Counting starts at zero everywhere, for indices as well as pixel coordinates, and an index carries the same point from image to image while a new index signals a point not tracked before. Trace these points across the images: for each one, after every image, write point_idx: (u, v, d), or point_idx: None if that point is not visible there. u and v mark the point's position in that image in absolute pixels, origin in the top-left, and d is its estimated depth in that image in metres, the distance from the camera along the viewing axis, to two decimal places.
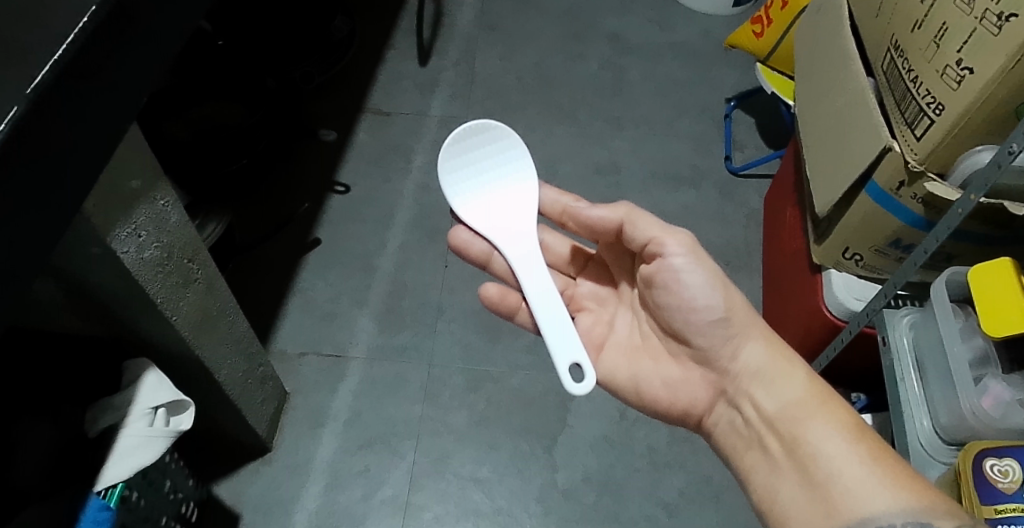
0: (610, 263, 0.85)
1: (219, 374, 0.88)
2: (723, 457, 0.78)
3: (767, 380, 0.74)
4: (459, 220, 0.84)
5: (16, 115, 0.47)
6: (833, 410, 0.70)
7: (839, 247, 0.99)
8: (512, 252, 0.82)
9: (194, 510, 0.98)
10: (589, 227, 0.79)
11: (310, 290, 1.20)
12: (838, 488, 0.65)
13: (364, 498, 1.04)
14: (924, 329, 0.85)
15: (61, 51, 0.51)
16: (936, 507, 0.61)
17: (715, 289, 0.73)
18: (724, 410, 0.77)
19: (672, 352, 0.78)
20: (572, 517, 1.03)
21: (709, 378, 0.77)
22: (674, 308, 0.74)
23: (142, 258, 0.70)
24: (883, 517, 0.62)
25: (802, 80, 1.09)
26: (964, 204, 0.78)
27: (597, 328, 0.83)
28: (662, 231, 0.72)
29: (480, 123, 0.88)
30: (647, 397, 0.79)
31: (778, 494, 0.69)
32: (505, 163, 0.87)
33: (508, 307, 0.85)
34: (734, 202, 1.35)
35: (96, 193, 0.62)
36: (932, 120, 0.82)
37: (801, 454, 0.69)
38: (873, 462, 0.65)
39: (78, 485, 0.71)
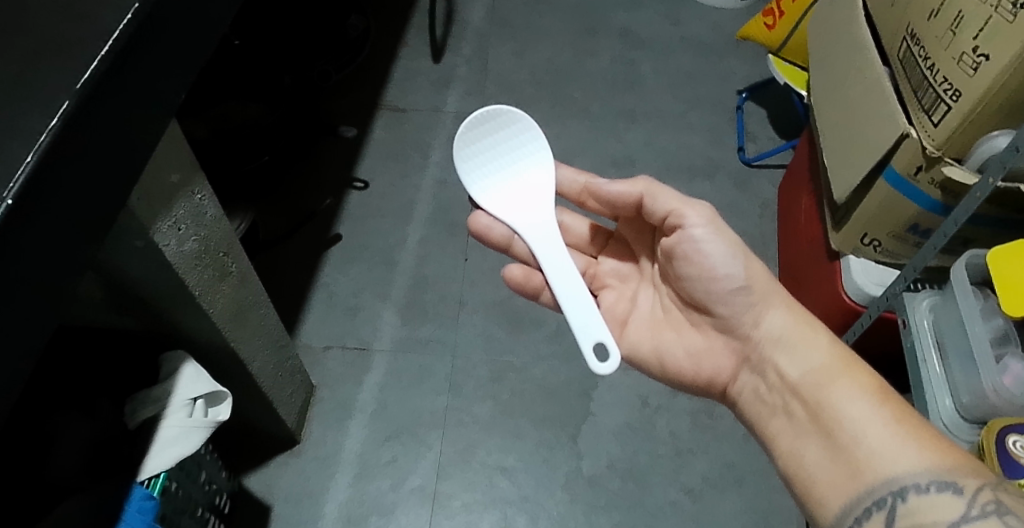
0: (632, 241, 0.87)
1: (252, 365, 0.90)
2: (749, 425, 0.78)
3: (789, 347, 0.74)
4: (478, 206, 0.85)
5: (66, 110, 0.48)
6: (856, 374, 0.70)
7: (857, 233, 1.01)
8: (535, 235, 0.83)
9: (226, 501, 1.00)
10: (609, 202, 0.80)
11: (332, 285, 1.22)
12: (862, 450, 0.65)
13: (392, 488, 1.06)
14: (943, 312, 0.87)
15: (107, 46, 0.52)
16: (962, 466, 0.60)
17: (736, 258, 0.74)
18: (748, 377, 0.78)
19: (694, 322, 0.80)
20: (599, 503, 1.05)
21: (733, 346, 0.79)
22: (695, 278, 0.75)
23: (182, 251, 0.72)
24: (908, 477, 0.61)
25: (816, 71, 1.10)
26: (983, 188, 0.79)
27: (620, 305, 0.85)
28: (682, 203, 0.74)
29: (493, 108, 0.87)
30: (671, 368, 0.81)
31: (804, 458, 0.69)
32: (521, 146, 0.88)
33: (532, 288, 0.86)
34: (748, 192, 1.37)
35: (140, 189, 0.64)
36: (948, 106, 0.83)
37: (825, 418, 0.69)
38: (897, 423, 0.65)
39: (122, 475, 0.74)
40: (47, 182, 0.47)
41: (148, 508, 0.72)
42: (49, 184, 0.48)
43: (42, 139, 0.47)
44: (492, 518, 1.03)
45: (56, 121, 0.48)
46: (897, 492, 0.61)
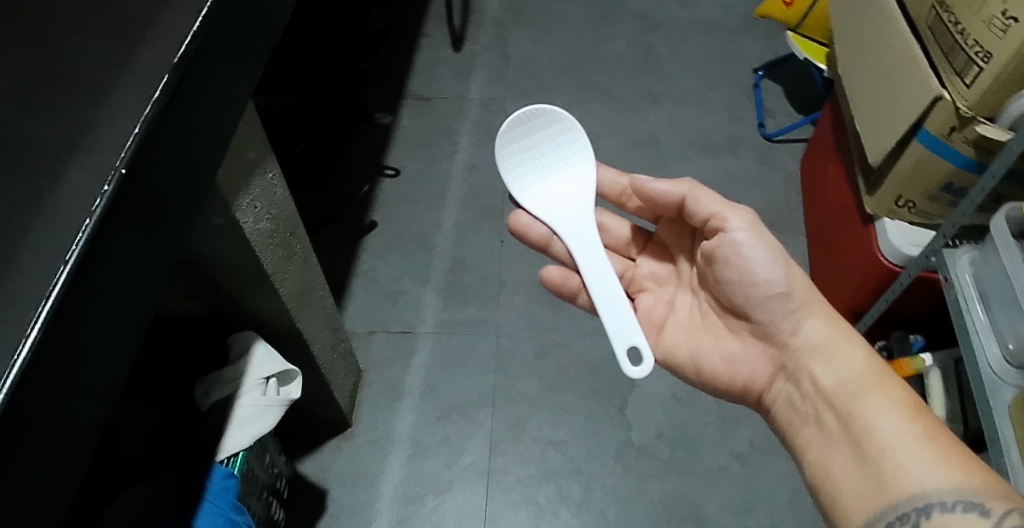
0: (671, 243, 0.87)
1: (314, 345, 0.93)
2: (779, 432, 0.79)
3: (826, 355, 0.75)
4: (519, 205, 0.86)
5: (175, 72, 0.50)
6: (891, 389, 0.70)
7: (892, 196, 1.04)
8: (575, 233, 0.83)
9: (286, 485, 1.04)
10: (651, 203, 0.80)
11: (372, 271, 1.24)
12: (890, 464, 0.66)
13: (447, 465, 1.08)
14: (984, 266, 0.90)
15: (204, 13, 0.53)
16: (991, 488, 0.61)
17: (776, 264, 0.74)
18: (782, 385, 0.78)
19: (732, 328, 0.80)
20: (651, 472, 1.07)
21: (769, 353, 0.79)
22: (735, 282, 0.76)
23: (258, 229, 0.74)
24: (934, 495, 0.62)
25: (842, 44, 1.13)
26: (1018, 142, 0.82)
27: (657, 309, 0.85)
28: (724, 207, 0.74)
29: (537, 106, 0.87)
30: (706, 373, 0.81)
31: (831, 467, 0.70)
32: (563, 145, 0.88)
33: (569, 289, 0.87)
34: (772, 166, 1.39)
35: (224, 170, 0.66)
36: (980, 68, 0.86)
37: (856, 428, 0.69)
38: (929, 440, 0.65)
39: (201, 455, 0.77)
40: (161, 139, 0.49)
41: (230, 485, 0.75)
42: (134, 193, 0.47)
43: (127, 144, 0.46)
44: (548, 490, 1.05)
45: (165, 83, 0.49)
46: (921, 508, 0.62)
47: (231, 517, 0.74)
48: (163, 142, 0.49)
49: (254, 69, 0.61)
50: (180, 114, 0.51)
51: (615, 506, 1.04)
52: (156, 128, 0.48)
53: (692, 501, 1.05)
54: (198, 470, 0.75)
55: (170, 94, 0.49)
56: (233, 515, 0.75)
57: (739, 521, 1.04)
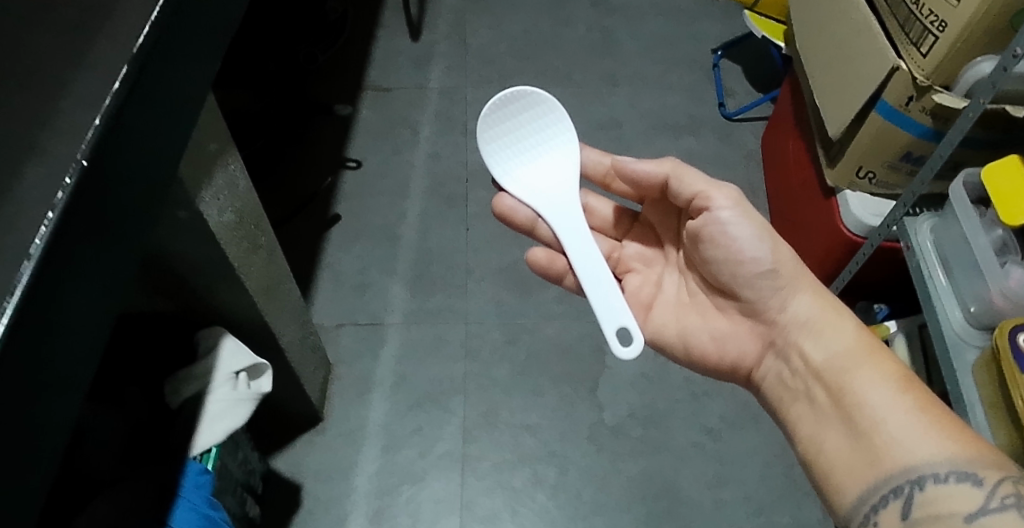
0: (656, 224, 0.87)
1: (281, 339, 0.90)
2: (771, 409, 0.79)
3: (815, 330, 0.75)
4: (502, 189, 0.84)
5: (127, 72, 0.47)
6: (881, 361, 0.70)
7: (853, 167, 1.05)
8: (559, 215, 0.82)
9: (259, 482, 1.01)
10: (635, 182, 0.80)
11: (337, 264, 1.22)
12: (883, 437, 0.66)
13: (421, 455, 1.07)
14: (945, 231, 0.92)
15: (155, 13, 0.50)
16: (983, 457, 0.61)
17: (762, 241, 0.74)
18: (772, 362, 0.78)
19: (719, 306, 0.80)
20: (624, 451, 1.08)
21: (757, 330, 0.79)
22: (721, 261, 0.76)
23: (223, 221, 0.71)
24: (927, 467, 0.63)
25: (799, 19, 1.14)
26: (975, 108, 0.83)
27: (645, 289, 0.85)
28: (709, 185, 0.74)
29: (518, 89, 0.85)
30: (695, 351, 0.81)
31: (824, 443, 0.70)
32: (545, 127, 0.86)
33: (556, 272, 0.86)
34: (732, 145, 1.41)
35: (189, 157, 0.63)
36: (936, 37, 0.87)
37: (847, 403, 0.69)
38: (920, 411, 0.65)
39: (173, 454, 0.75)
40: (113, 146, 0.46)
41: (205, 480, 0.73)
42: (96, 190, 0.44)
43: (87, 138, 0.44)
44: (524, 474, 1.06)
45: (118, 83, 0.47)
46: (915, 480, 0.63)
47: (208, 513, 0.73)
48: (127, 137, 0.47)
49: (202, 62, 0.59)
50: (141, 108, 0.49)
51: (591, 486, 1.05)
52: (115, 126, 0.46)
53: (667, 478, 1.06)
54: (170, 470, 0.73)
55: (132, 84, 0.47)
56: (210, 511, 0.73)
57: (713, 495, 1.05)
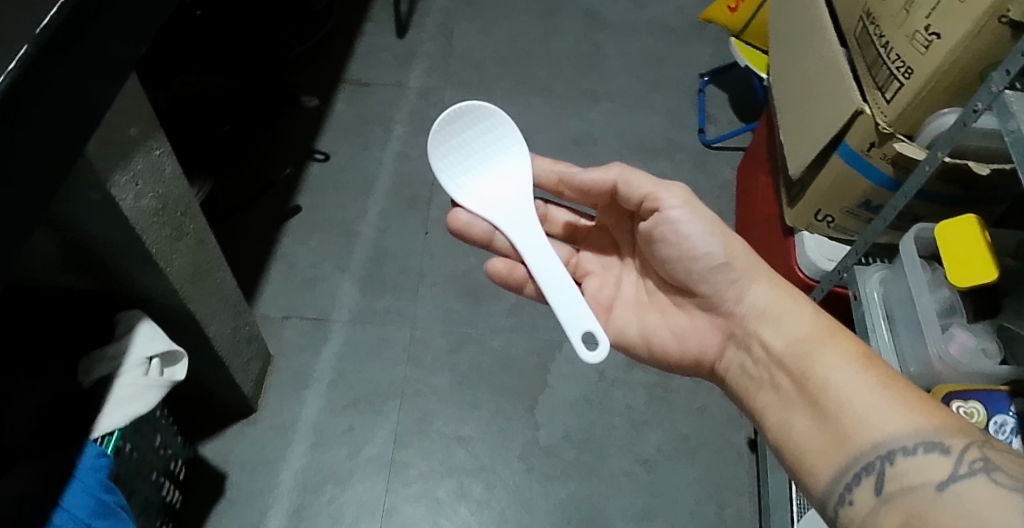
0: (611, 228, 0.85)
1: (209, 327, 0.90)
2: (737, 402, 0.75)
3: (773, 319, 0.72)
4: (456, 205, 0.80)
5: (25, 54, 0.46)
6: (841, 342, 0.67)
7: (811, 210, 1.05)
8: (519, 231, 0.78)
9: (181, 468, 1.01)
10: (584, 191, 0.80)
11: (291, 256, 1.22)
12: (849, 415, 0.62)
13: (349, 456, 1.07)
14: (894, 285, 0.89)
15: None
16: (949, 426, 0.57)
17: (714, 235, 0.72)
18: (734, 353, 0.75)
19: (678, 302, 0.78)
20: (554, 472, 1.07)
21: (717, 323, 0.76)
22: (674, 260, 0.74)
23: (140, 208, 0.70)
24: (895, 441, 0.59)
25: (775, 51, 1.12)
26: (931, 161, 0.79)
27: (604, 292, 0.82)
28: (656, 186, 0.73)
29: (463, 104, 0.80)
30: (657, 349, 0.79)
31: (791, 428, 0.66)
32: (496, 141, 0.81)
33: (516, 280, 0.81)
34: (707, 173, 1.39)
35: (98, 138, 0.62)
36: (901, 84, 0.85)
37: (811, 386, 0.66)
38: (883, 388, 0.62)
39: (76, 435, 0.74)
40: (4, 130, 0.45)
41: (101, 466, 0.72)
42: None
43: None
44: (448, 486, 1.06)
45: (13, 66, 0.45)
46: (885, 455, 0.59)
47: (100, 496, 0.71)
48: (21, 119, 0.46)
49: (124, 48, 0.57)
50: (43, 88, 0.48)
51: (516, 505, 1.05)
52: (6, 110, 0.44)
53: (594, 504, 1.05)
54: (70, 450, 0.72)
55: (30, 66, 0.46)
56: (103, 495, 0.72)
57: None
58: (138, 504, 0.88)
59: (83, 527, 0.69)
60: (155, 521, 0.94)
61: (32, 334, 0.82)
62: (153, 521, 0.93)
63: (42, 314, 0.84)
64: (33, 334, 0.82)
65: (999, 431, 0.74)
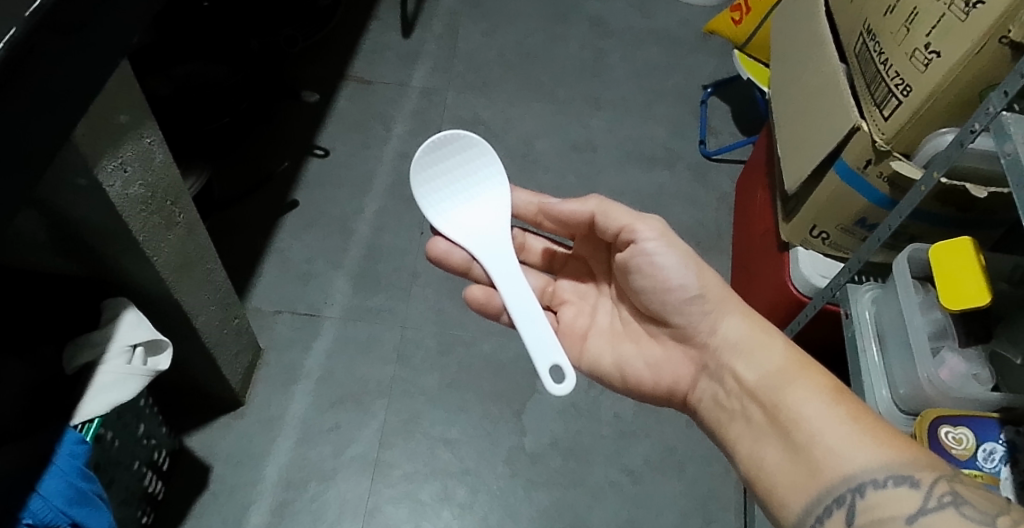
0: (588, 257, 0.85)
1: (197, 320, 0.91)
2: (710, 433, 0.74)
3: (746, 352, 0.71)
4: (436, 232, 0.80)
5: (16, 35, 0.47)
6: (812, 376, 0.67)
7: (807, 225, 1.05)
8: (496, 260, 0.78)
9: (165, 459, 1.00)
10: (562, 221, 0.80)
11: (286, 250, 1.22)
12: (820, 448, 0.62)
13: (334, 454, 1.07)
14: (886, 305, 0.89)
15: None
16: (917, 460, 0.58)
17: (688, 268, 0.72)
18: (707, 385, 0.74)
19: (652, 333, 0.77)
20: (540, 479, 1.07)
21: (690, 355, 0.75)
22: (650, 291, 0.73)
23: (127, 194, 0.71)
24: (865, 474, 0.59)
25: (776, 65, 1.12)
26: (928, 181, 0.79)
27: (579, 320, 0.82)
28: (633, 218, 0.72)
29: (450, 132, 0.81)
30: (632, 380, 0.78)
31: (764, 460, 0.66)
32: (479, 172, 0.82)
33: (493, 311, 0.80)
34: (706, 185, 1.38)
35: (86, 123, 0.62)
36: (899, 101, 0.85)
37: (783, 419, 0.65)
38: (853, 421, 0.62)
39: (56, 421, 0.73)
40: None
41: (80, 452, 0.72)
42: None
43: None
44: (432, 488, 1.05)
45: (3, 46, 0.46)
46: (855, 489, 0.58)
47: (77, 484, 0.71)
48: (12, 102, 0.47)
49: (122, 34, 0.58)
50: (35, 71, 0.49)
51: (499, 511, 1.04)
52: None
53: (578, 513, 1.05)
54: (48, 434, 0.71)
55: (19, 47, 0.47)
56: (80, 482, 0.71)
57: None
58: (118, 493, 0.88)
59: (60, 514, 0.70)
60: (135, 512, 0.94)
61: (24, 318, 0.82)
62: (133, 511, 0.93)
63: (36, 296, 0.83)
64: (25, 316, 0.82)
65: (988, 458, 0.74)
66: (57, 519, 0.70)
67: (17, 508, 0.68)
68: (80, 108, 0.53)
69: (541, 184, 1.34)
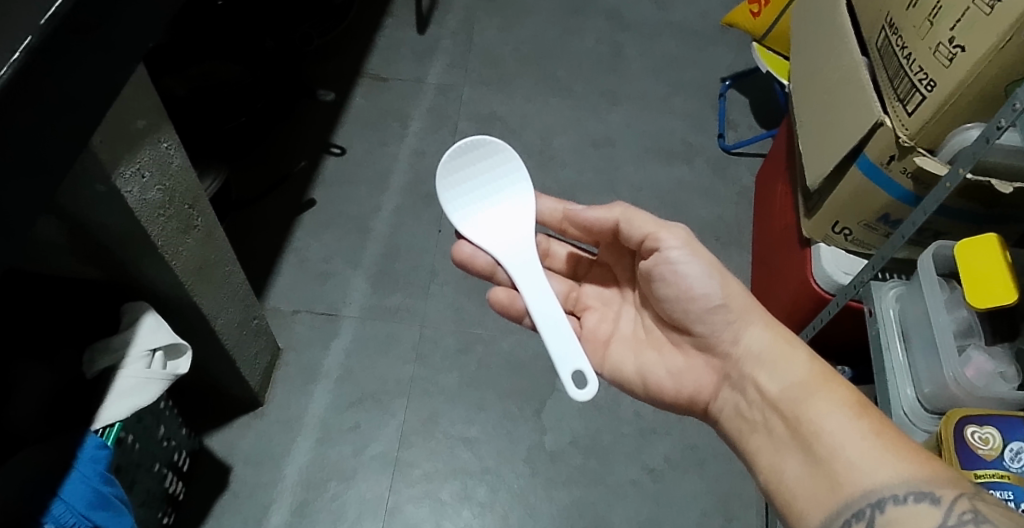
0: (612, 264, 0.84)
1: (216, 321, 0.92)
2: (730, 444, 0.73)
3: (769, 362, 0.70)
4: (461, 236, 0.80)
5: (31, 44, 0.46)
6: (834, 388, 0.65)
7: (829, 221, 1.03)
8: (519, 265, 0.78)
9: (186, 459, 1.02)
10: (588, 228, 0.79)
11: (304, 250, 1.23)
12: (841, 462, 0.61)
13: (354, 453, 1.08)
14: (910, 303, 0.87)
15: None
16: (939, 476, 0.56)
17: (713, 277, 0.71)
18: (728, 395, 0.73)
19: (674, 341, 0.77)
20: (559, 478, 1.07)
21: (713, 364, 0.75)
22: (672, 299, 0.73)
23: (144, 200, 0.72)
24: (886, 490, 0.57)
25: (797, 59, 1.10)
26: (952, 178, 0.78)
27: (602, 326, 0.81)
28: (657, 226, 0.72)
29: (473, 138, 0.81)
30: (653, 388, 0.77)
31: (783, 473, 0.65)
32: (504, 177, 0.82)
33: (517, 314, 0.80)
34: (726, 179, 1.37)
35: (102, 130, 0.63)
36: (923, 96, 0.83)
37: (804, 431, 0.64)
38: (875, 436, 0.60)
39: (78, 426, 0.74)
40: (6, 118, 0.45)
41: (101, 457, 0.73)
42: None
43: None
44: (452, 488, 1.06)
45: (18, 56, 0.45)
46: (874, 504, 0.57)
47: (99, 489, 0.72)
48: (25, 113, 0.46)
49: (133, 42, 0.57)
50: (54, 84, 0.48)
51: (519, 510, 1.05)
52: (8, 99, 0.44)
53: (598, 512, 1.05)
54: (70, 438, 0.72)
55: (34, 56, 0.46)
56: (103, 487, 0.73)
57: None
58: (139, 495, 0.89)
59: (81, 517, 0.71)
60: (158, 512, 0.95)
61: (38, 322, 0.83)
62: (154, 512, 0.94)
63: (44, 303, 0.84)
64: (39, 319, 0.83)
65: (1015, 458, 0.68)
66: (79, 523, 0.71)
67: (39, 512, 0.69)
68: (94, 118, 0.53)
69: (559, 180, 1.33)
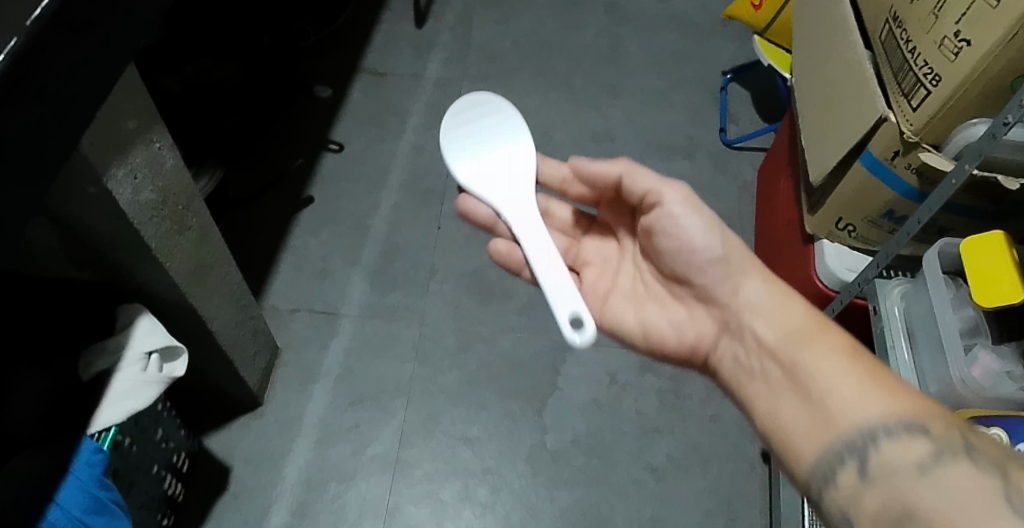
0: (611, 223, 0.81)
1: (213, 322, 0.91)
2: (727, 394, 0.72)
3: (768, 312, 0.69)
4: (462, 186, 0.79)
5: (16, 45, 0.45)
6: (825, 339, 0.65)
7: (833, 218, 1.02)
8: (519, 211, 0.76)
9: (184, 460, 1.01)
10: (588, 181, 0.77)
11: (302, 248, 1.22)
12: (838, 406, 0.60)
13: (354, 453, 1.08)
14: (916, 301, 0.86)
15: None
16: (934, 419, 0.56)
17: (714, 231, 0.69)
18: (727, 345, 0.72)
19: (674, 294, 0.75)
20: (561, 478, 1.07)
21: (712, 314, 0.73)
22: (673, 251, 0.71)
23: (137, 201, 0.70)
24: (883, 434, 0.57)
25: (799, 53, 1.09)
26: (958, 175, 0.77)
27: (601, 281, 0.79)
28: (659, 181, 0.69)
29: (477, 95, 0.84)
30: (653, 339, 0.75)
31: (780, 415, 0.64)
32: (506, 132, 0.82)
33: (514, 262, 0.78)
34: (727, 175, 1.36)
35: (93, 131, 0.61)
36: (928, 91, 0.82)
37: (803, 377, 0.63)
38: (871, 386, 0.60)
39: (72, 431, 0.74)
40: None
41: (97, 461, 0.72)
42: None
43: None
44: (453, 488, 1.06)
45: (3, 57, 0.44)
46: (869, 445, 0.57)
47: (94, 493, 0.71)
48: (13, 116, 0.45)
49: (124, 41, 0.56)
50: (41, 85, 0.47)
51: (521, 510, 1.04)
52: None
53: (601, 511, 1.04)
54: (66, 443, 0.72)
55: (20, 58, 0.45)
56: (97, 491, 0.72)
57: None
58: (139, 497, 0.88)
59: (78, 523, 0.69)
60: (157, 514, 0.95)
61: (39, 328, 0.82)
62: (153, 515, 0.93)
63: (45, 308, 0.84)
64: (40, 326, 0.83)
65: None
66: None
67: (35, 518, 0.68)
68: (86, 120, 0.52)
69: None
